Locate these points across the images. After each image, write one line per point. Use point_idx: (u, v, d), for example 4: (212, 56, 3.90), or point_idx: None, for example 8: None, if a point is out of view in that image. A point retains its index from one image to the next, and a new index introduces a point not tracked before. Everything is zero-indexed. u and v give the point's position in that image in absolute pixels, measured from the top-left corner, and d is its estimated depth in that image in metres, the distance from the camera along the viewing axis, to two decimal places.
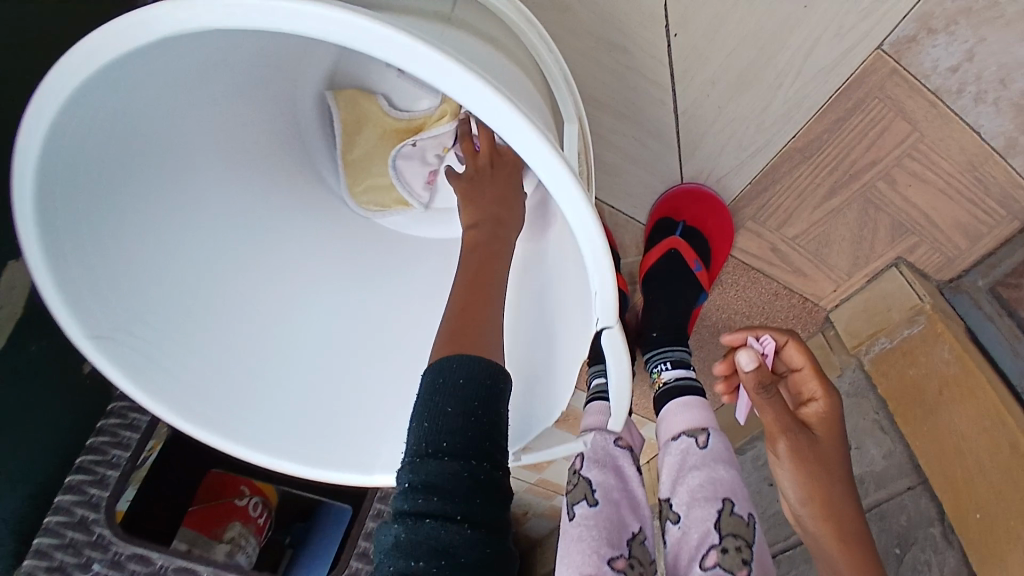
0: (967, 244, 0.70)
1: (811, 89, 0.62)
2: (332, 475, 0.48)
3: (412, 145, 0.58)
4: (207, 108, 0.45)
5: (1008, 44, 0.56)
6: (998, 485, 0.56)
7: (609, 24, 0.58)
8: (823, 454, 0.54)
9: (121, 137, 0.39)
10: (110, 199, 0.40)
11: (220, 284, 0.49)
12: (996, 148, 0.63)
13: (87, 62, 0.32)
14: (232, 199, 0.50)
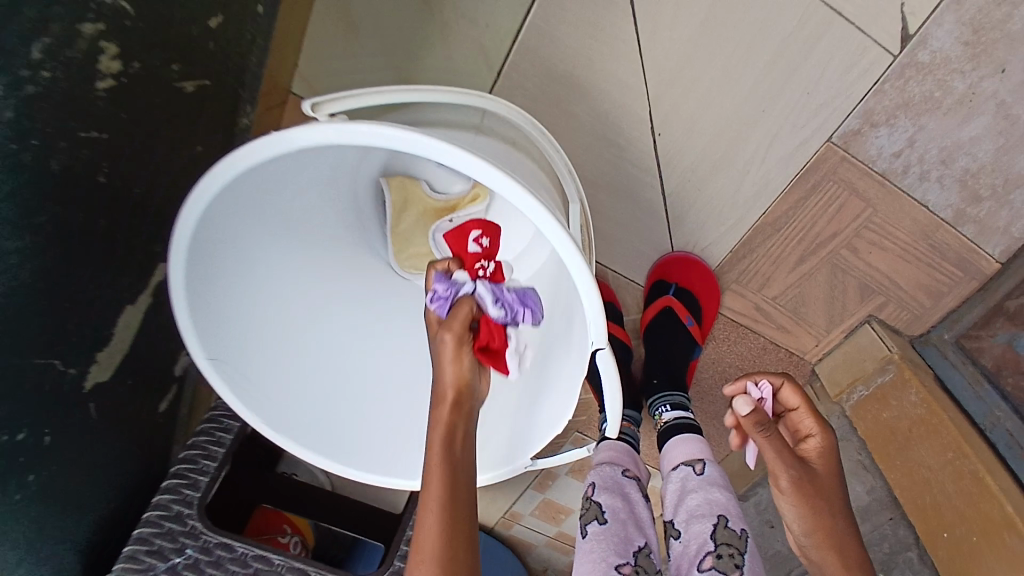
0: (932, 301, 0.80)
1: (775, 172, 0.75)
2: (358, 474, 0.64)
3: (449, 222, 0.73)
4: (304, 196, 0.59)
5: (940, 132, 0.72)
6: (964, 510, 0.62)
7: (606, 125, 0.73)
8: (823, 485, 0.56)
9: (242, 216, 0.54)
10: (228, 257, 0.56)
11: (292, 325, 0.64)
12: (946, 219, 0.76)
13: (235, 169, 0.46)
14: (310, 261, 0.65)
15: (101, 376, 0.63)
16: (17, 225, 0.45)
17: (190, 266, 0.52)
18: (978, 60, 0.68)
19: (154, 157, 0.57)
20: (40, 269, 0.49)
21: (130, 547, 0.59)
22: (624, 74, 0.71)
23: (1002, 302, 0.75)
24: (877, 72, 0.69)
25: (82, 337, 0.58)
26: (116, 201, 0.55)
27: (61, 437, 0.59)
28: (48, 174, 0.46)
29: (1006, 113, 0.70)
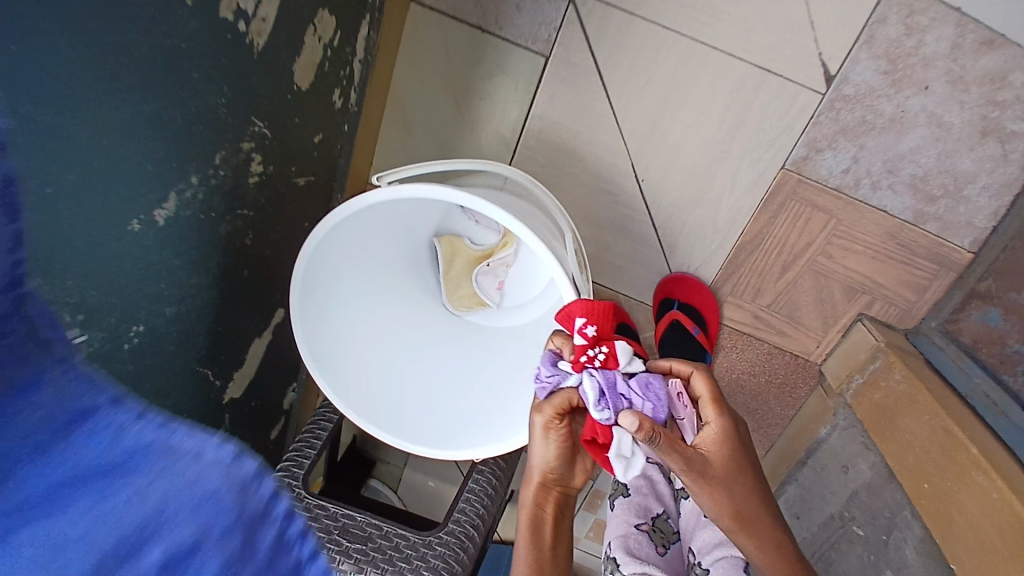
0: (915, 296, 0.93)
1: (745, 200, 0.91)
2: (418, 449, 0.81)
3: (487, 266, 0.98)
4: (376, 246, 0.86)
5: (879, 149, 0.87)
6: (941, 464, 0.72)
7: (599, 178, 0.94)
8: (722, 473, 0.65)
9: (335, 258, 0.80)
10: (326, 289, 0.81)
11: (368, 341, 0.87)
12: (906, 219, 0.90)
13: (334, 220, 0.72)
14: (382, 296, 0.90)
15: (235, 392, 0.88)
16: (191, 271, 0.71)
17: (302, 301, 0.76)
18: (893, 85, 0.84)
19: (274, 231, 0.85)
20: (203, 304, 0.75)
21: None
22: (608, 138, 0.92)
23: (975, 285, 0.88)
24: (811, 107, 0.86)
25: (227, 358, 0.83)
26: (250, 260, 0.82)
27: None
28: (217, 236, 0.73)
29: (936, 122, 0.85)
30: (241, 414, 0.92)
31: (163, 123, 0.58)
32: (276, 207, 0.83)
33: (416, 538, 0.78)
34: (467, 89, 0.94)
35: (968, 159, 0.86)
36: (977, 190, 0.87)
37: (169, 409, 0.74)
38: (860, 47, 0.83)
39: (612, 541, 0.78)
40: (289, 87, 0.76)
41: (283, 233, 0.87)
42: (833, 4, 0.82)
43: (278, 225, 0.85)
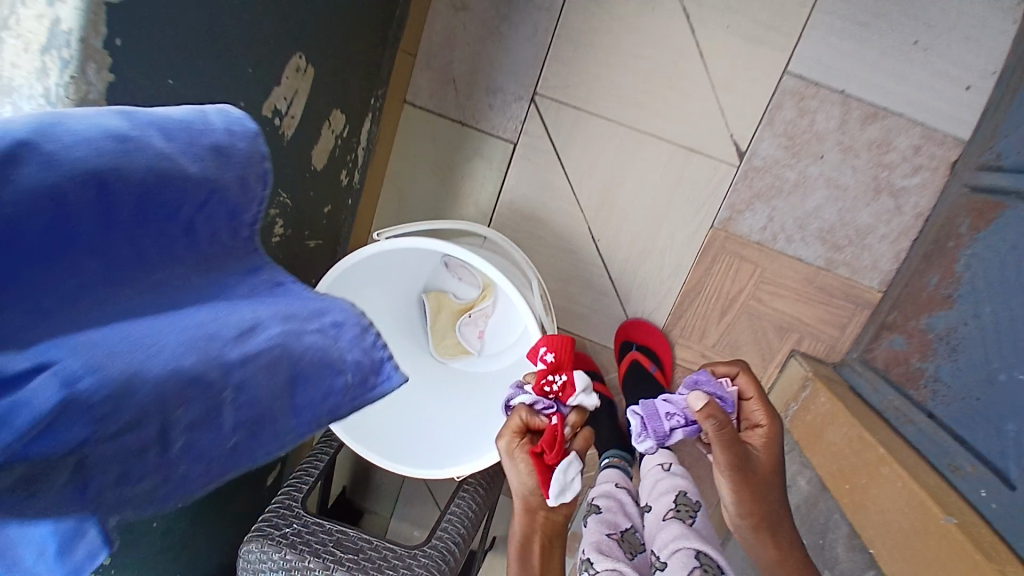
0: (838, 332, 1.10)
1: (684, 255, 1.10)
2: (406, 471, 0.92)
3: (468, 317, 1.14)
4: (372, 298, 1.02)
5: (788, 209, 1.07)
6: (863, 467, 0.85)
7: (565, 240, 1.12)
8: (762, 469, 0.70)
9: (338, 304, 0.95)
10: None
11: None
12: (820, 266, 1.08)
13: (340, 269, 0.89)
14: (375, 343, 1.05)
15: None
16: None
17: None
18: (793, 157, 1.05)
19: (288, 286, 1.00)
20: None
21: (258, 522, 0.85)
22: (570, 207, 1.11)
23: (882, 319, 1.05)
24: (728, 177, 1.07)
25: None
26: None
27: None
28: None
29: (834, 185, 1.05)
30: None
31: None
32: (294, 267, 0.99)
33: (403, 551, 0.86)
34: (453, 171, 1.14)
35: (865, 213, 1.05)
36: (877, 238, 1.06)
37: None
38: (763, 129, 1.04)
39: (587, 548, 0.84)
40: (309, 168, 0.93)
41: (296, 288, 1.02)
42: (739, 96, 1.03)
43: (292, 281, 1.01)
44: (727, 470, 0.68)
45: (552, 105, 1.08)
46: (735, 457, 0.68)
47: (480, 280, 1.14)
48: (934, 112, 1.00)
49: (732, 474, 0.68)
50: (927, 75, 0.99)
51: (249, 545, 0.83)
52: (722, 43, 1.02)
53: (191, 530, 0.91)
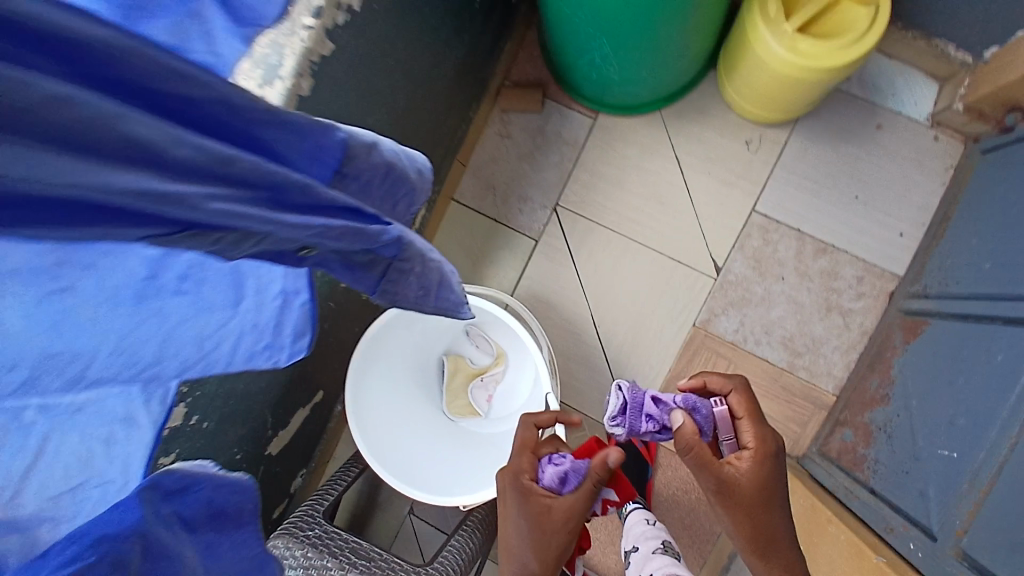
0: (801, 428, 1.27)
1: (668, 346, 1.32)
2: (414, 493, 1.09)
3: (480, 380, 1.34)
4: (404, 347, 1.25)
5: (757, 318, 1.30)
6: (810, 531, 0.98)
7: (571, 324, 1.34)
8: (748, 482, 0.84)
9: (381, 346, 1.18)
10: (370, 366, 1.17)
11: (387, 415, 1.20)
12: (783, 367, 1.29)
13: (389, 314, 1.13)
14: (400, 388, 1.25)
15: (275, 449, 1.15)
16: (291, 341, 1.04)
17: (356, 369, 1.12)
18: (760, 277, 1.30)
19: (340, 332, 1.20)
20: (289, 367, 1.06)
21: (290, 523, 1.01)
22: (576, 299, 1.35)
23: (835, 416, 1.23)
24: (706, 288, 1.31)
25: (282, 416, 1.12)
26: (321, 349, 1.15)
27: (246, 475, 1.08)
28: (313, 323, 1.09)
29: (794, 301, 1.29)
30: (271, 471, 1.17)
31: None
32: (347, 317, 1.20)
33: (408, 567, 0.98)
34: (483, 259, 1.38)
35: (820, 326, 1.27)
36: (831, 349, 1.27)
37: (239, 437, 1.01)
38: (735, 252, 1.30)
39: None
40: None
41: (344, 336, 1.22)
42: (718, 224, 1.31)
43: (343, 329, 1.21)
44: (711, 491, 0.84)
45: (569, 217, 1.36)
46: (716, 481, 0.83)
47: (495, 349, 1.36)
48: (874, 251, 1.26)
49: (717, 494, 0.84)
50: (867, 222, 1.26)
51: (280, 539, 0.98)
52: (706, 183, 1.31)
53: None
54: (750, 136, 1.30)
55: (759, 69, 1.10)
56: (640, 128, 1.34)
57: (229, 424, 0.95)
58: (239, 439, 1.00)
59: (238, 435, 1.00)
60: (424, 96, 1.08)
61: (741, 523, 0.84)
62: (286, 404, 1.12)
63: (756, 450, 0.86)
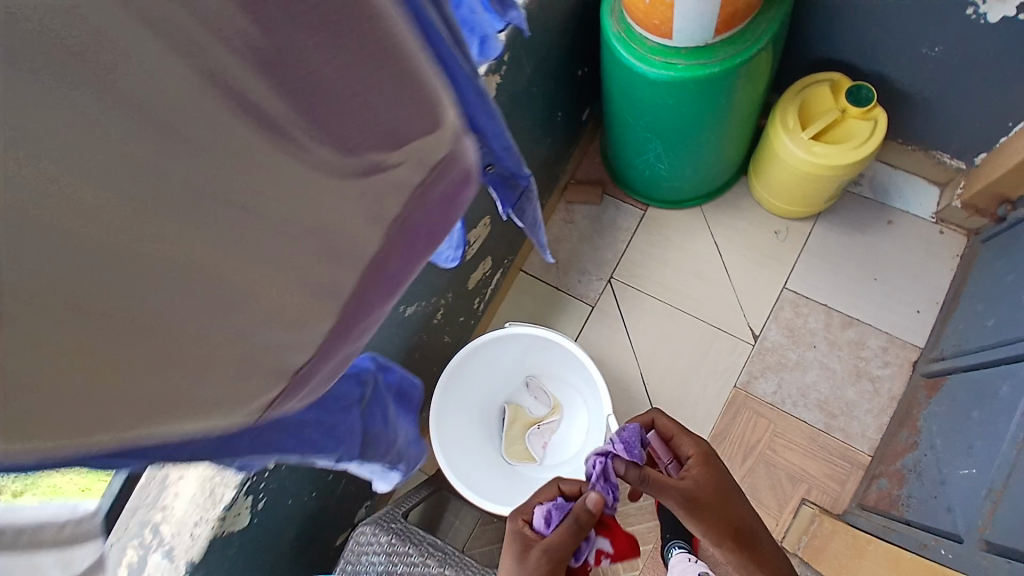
0: (840, 486, 1.36)
1: (711, 404, 1.46)
2: (487, 506, 1.21)
3: (537, 427, 1.48)
4: (474, 387, 1.42)
5: (792, 382, 1.44)
6: (848, 559, 1.07)
7: (622, 382, 1.51)
8: (708, 484, 0.91)
9: (458, 379, 1.36)
10: (448, 395, 1.33)
11: (457, 444, 1.35)
12: (820, 428, 1.41)
13: (472, 346, 1.32)
14: (466, 425, 1.41)
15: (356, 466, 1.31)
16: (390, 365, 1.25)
17: (439, 393, 1.29)
18: (794, 344, 1.46)
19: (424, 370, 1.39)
20: None
21: (375, 517, 1.13)
22: (627, 360, 1.53)
23: (870, 472, 1.33)
24: (744, 353, 1.48)
25: None
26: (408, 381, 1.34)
27: (333, 481, 1.24)
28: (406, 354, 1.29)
29: (827, 368, 1.44)
30: (351, 487, 1.32)
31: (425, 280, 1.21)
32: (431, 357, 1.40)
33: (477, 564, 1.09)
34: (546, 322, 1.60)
35: (852, 391, 1.41)
36: (863, 412, 1.40)
37: None
38: (770, 322, 1.49)
39: None
40: (463, 288, 1.41)
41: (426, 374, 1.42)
42: (753, 299, 1.51)
43: (427, 368, 1.41)
44: (678, 506, 0.88)
45: (622, 288, 1.58)
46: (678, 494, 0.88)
47: (552, 399, 1.51)
48: (896, 325, 1.43)
49: (682, 506, 0.88)
50: (888, 301, 1.45)
51: (367, 526, 1.11)
52: (742, 265, 1.54)
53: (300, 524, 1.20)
54: (779, 227, 1.54)
55: (782, 169, 1.36)
56: (683, 218, 1.60)
57: None
58: None
59: None
60: None
61: (716, 530, 0.89)
62: None
63: (699, 455, 0.95)
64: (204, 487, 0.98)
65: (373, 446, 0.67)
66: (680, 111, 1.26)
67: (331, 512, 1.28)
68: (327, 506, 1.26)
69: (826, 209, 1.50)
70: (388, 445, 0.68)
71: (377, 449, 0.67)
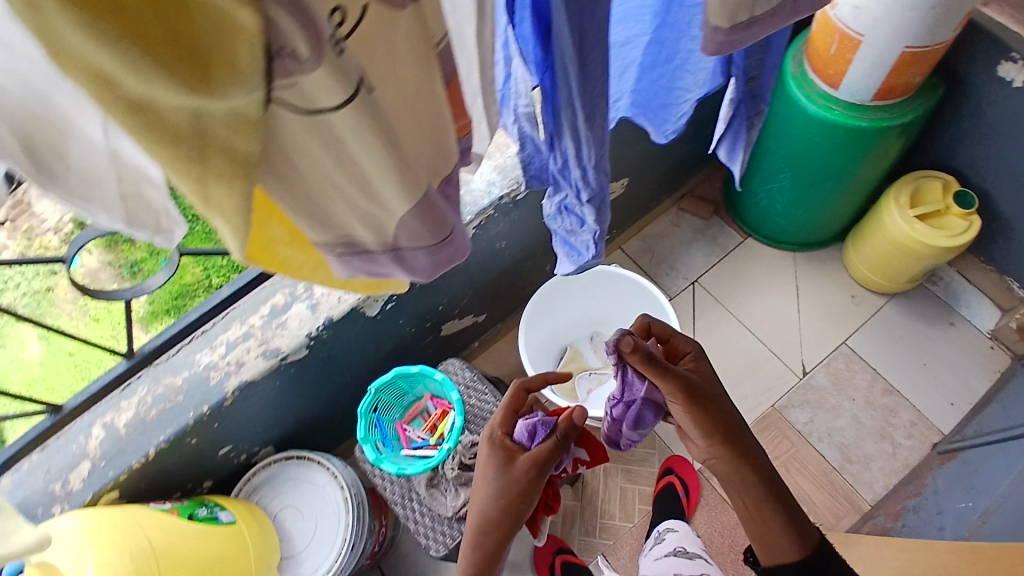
0: (837, 519, 1.51)
1: (747, 413, 1.62)
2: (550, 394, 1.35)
3: (588, 374, 1.59)
4: (554, 313, 1.56)
5: (822, 422, 1.61)
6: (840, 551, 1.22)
7: None
8: (702, 383, 0.87)
9: (551, 296, 1.52)
10: (539, 304, 1.50)
11: (528, 348, 1.49)
12: (835, 466, 1.56)
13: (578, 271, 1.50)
14: (536, 341, 1.53)
15: (442, 335, 1.49)
16: (511, 260, 1.43)
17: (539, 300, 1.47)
18: (836, 391, 1.63)
19: (524, 285, 1.57)
20: (495, 276, 1.44)
21: (455, 359, 1.25)
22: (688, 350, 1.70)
23: (867, 514, 1.49)
24: (791, 382, 1.65)
25: (465, 310, 1.47)
26: (510, 286, 1.53)
27: (425, 332, 1.42)
28: (524, 261, 1.47)
29: (857, 420, 1.60)
30: (431, 349, 1.49)
31: None
32: (535, 279, 1.59)
33: None
34: None
35: (872, 445, 1.57)
36: (876, 467, 1.55)
37: (449, 298, 1.37)
38: (822, 366, 1.66)
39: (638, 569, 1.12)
40: None
41: (523, 290, 1.60)
42: (813, 343, 1.69)
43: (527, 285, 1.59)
44: (678, 392, 0.85)
45: (702, 294, 1.76)
46: (680, 379, 0.85)
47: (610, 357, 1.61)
48: (929, 407, 1.60)
49: (681, 391, 0.85)
50: (929, 386, 1.62)
51: (451, 361, 1.25)
52: (812, 312, 1.72)
53: (386, 354, 1.37)
54: (855, 292, 1.73)
55: (881, 240, 1.57)
56: (777, 257, 1.78)
57: (456, 279, 1.33)
58: (446, 298, 1.37)
59: (448, 296, 1.37)
60: (656, 159, 1.58)
61: (713, 423, 0.85)
62: (471, 306, 1.47)
63: (693, 354, 0.92)
64: None
65: (580, 240, 0.81)
66: (822, 152, 1.45)
67: (408, 360, 1.45)
68: (409, 352, 1.43)
69: (903, 291, 1.69)
70: (591, 251, 0.81)
71: (577, 243, 0.82)
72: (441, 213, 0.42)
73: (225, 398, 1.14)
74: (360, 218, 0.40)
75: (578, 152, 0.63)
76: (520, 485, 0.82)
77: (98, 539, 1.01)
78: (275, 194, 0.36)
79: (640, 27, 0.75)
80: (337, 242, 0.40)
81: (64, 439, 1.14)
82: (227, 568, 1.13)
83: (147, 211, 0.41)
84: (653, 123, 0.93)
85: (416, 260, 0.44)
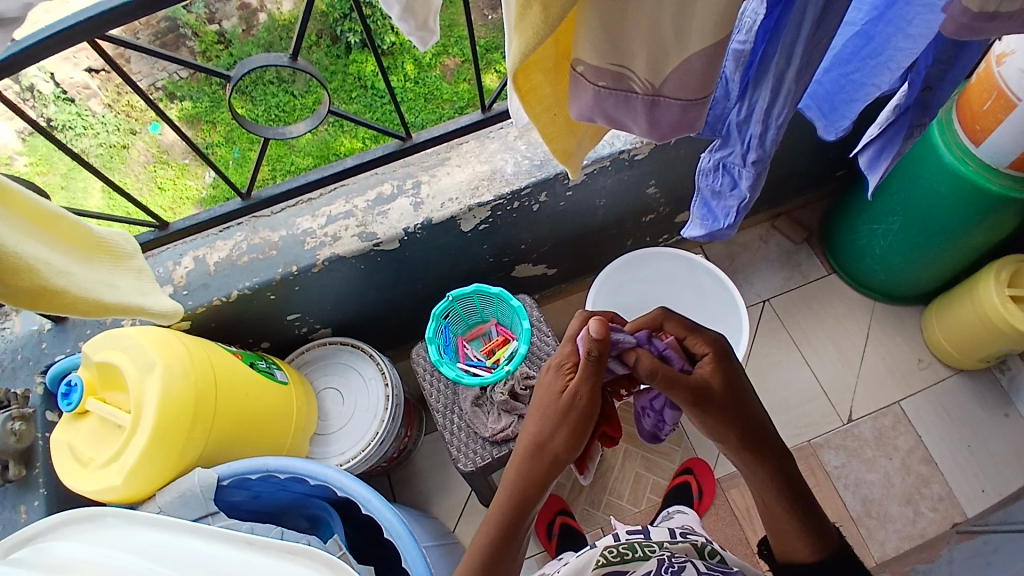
0: None
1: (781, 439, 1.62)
2: None
3: None
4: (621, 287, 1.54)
5: (850, 471, 1.59)
6: None
7: None
8: (718, 396, 0.84)
9: (625, 270, 1.51)
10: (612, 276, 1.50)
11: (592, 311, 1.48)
12: (852, 516, 1.55)
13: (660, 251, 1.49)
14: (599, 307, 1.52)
15: (513, 277, 1.52)
16: (602, 223, 1.45)
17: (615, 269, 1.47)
18: (875, 445, 1.62)
19: (602, 254, 1.59)
20: (582, 235, 1.46)
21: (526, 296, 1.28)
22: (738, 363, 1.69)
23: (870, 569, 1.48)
24: (831, 424, 1.64)
25: (541, 260, 1.49)
26: (589, 251, 1.55)
27: (500, 267, 1.45)
28: (612, 228, 1.49)
29: (888, 479, 1.58)
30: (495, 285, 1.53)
31: (674, 186, 1.42)
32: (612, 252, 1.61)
33: None
34: None
35: (895, 508, 1.56)
36: (892, 530, 1.54)
37: (533, 241, 1.40)
38: (868, 417, 1.64)
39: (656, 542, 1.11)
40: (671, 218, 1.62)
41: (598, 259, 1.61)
42: (865, 393, 1.67)
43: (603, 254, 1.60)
44: (690, 404, 0.84)
45: (770, 314, 1.75)
46: (689, 390, 0.84)
47: None
48: (962, 490, 1.57)
49: (694, 404, 0.84)
50: (969, 469, 1.59)
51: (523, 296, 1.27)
52: (875, 365, 1.69)
53: (459, 276, 1.41)
54: (922, 357, 1.70)
55: (970, 310, 1.53)
56: (854, 300, 1.76)
57: (549, 223, 1.36)
58: (531, 240, 1.40)
59: (534, 239, 1.40)
60: None
61: (730, 425, 0.84)
62: (550, 257, 1.50)
63: (712, 353, 0.87)
64: (470, 182, 1.22)
65: (722, 205, 0.82)
66: (943, 206, 1.41)
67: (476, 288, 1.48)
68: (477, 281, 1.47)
69: (970, 369, 1.65)
70: (728, 220, 0.82)
71: (717, 208, 0.83)
72: (712, 75, 0.51)
73: (314, 266, 1.19)
74: (644, 57, 0.49)
75: (770, 107, 0.64)
76: (575, 410, 0.84)
77: (165, 353, 1.04)
78: (590, 14, 0.47)
79: (856, 15, 0.77)
80: (606, 74, 0.51)
81: (154, 260, 1.19)
82: (267, 418, 1.19)
83: (423, 7, 0.54)
84: (818, 109, 0.93)
85: (667, 107, 0.53)
